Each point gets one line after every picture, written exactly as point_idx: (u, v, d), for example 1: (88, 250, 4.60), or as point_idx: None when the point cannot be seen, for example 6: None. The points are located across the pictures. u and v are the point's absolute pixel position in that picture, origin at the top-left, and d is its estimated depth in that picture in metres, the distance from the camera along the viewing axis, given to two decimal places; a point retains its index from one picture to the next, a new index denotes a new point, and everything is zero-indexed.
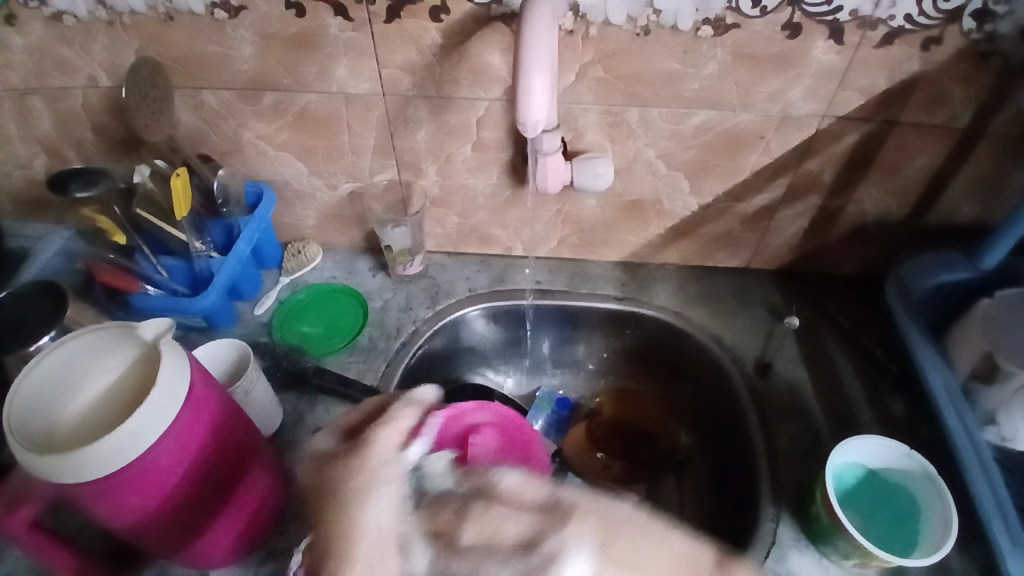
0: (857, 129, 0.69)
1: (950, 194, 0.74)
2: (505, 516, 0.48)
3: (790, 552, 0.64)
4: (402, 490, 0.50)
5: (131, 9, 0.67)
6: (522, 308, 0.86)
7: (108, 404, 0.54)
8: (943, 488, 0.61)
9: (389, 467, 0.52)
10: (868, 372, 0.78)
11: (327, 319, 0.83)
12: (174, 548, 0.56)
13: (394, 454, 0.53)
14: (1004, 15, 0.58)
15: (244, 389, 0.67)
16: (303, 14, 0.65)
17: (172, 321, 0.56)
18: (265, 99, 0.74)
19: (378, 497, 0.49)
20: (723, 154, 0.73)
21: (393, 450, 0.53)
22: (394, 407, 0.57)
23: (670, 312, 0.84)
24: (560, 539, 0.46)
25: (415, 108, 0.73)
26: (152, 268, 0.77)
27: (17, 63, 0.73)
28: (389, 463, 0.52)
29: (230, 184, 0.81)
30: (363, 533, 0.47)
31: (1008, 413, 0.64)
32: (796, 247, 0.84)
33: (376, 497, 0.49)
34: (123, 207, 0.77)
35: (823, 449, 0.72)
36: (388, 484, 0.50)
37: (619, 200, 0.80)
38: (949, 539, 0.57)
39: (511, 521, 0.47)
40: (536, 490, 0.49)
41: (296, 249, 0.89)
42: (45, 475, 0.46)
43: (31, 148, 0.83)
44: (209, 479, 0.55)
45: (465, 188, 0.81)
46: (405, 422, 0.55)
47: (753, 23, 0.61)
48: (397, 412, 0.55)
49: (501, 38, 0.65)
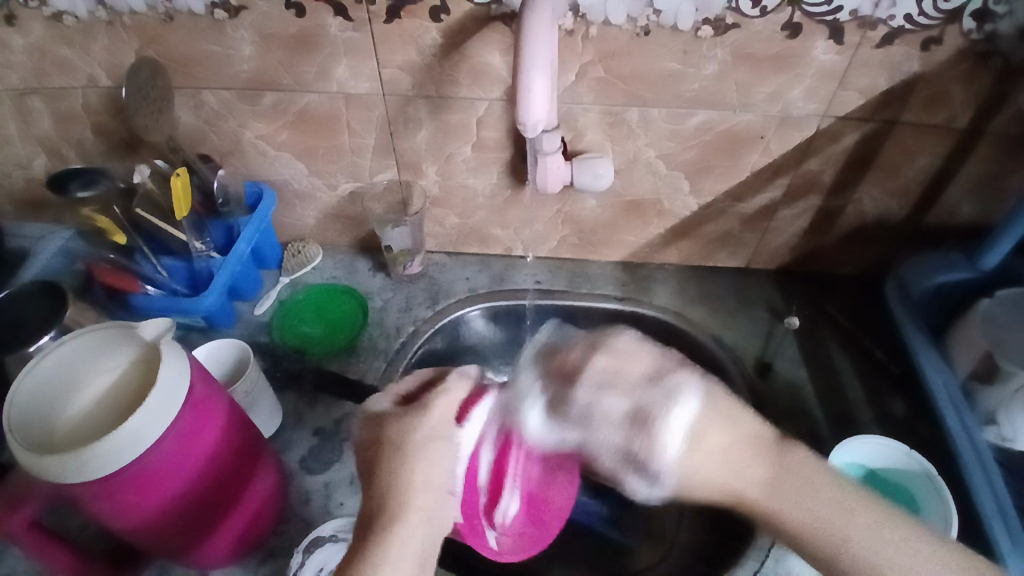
0: (857, 129, 0.69)
1: (950, 194, 0.74)
2: (608, 394, 0.51)
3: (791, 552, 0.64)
4: (453, 453, 0.55)
5: (130, 9, 0.67)
6: (522, 308, 0.86)
7: (107, 404, 0.54)
8: (942, 487, 0.61)
9: (443, 444, 0.55)
10: (868, 372, 0.78)
11: (327, 319, 0.83)
12: (174, 548, 0.56)
13: (452, 429, 0.56)
14: (1004, 15, 0.58)
15: (244, 389, 0.68)
16: (303, 13, 0.65)
17: (172, 321, 0.55)
18: (265, 99, 0.74)
19: (433, 458, 0.54)
20: (723, 154, 0.73)
21: (450, 420, 0.56)
22: (447, 379, 0.59)
23: (671, 312, 0.84)
24: (660, 417, 0.49)
25: (415, 108, 0.73)
26: (153, 268, 0.77)
27: (17, 63, 0.73)
28: (448, 431, 0.56)
29: (230, 184, 0.80)
30: (415, 486, 0.52)
31: (1008, 413, 0.64)
32: (796, 247, 0.84)
33: (433, 455, 0.54)
34: (123, 207, 0.77)
35: (823, 449, 0.72)
36: (445, 446, 0.55)
37: (619, 200, 0.80)
38: (948, 538, 0.58)
39: (641, 361, 0.51)
40: (642, 360, 0.51)
41: (296, 249, 0.90)
42: (45, 476, 0.46)
43: (32, 148, 0.83)
44: (209, 480, 0.55)
45: (465, 188, 0.81)
46: (458, 394, 0.57)
47: (753, 23, 0.61)
48: (451, 384, 0.58)
49: (501, 38, 0.65)
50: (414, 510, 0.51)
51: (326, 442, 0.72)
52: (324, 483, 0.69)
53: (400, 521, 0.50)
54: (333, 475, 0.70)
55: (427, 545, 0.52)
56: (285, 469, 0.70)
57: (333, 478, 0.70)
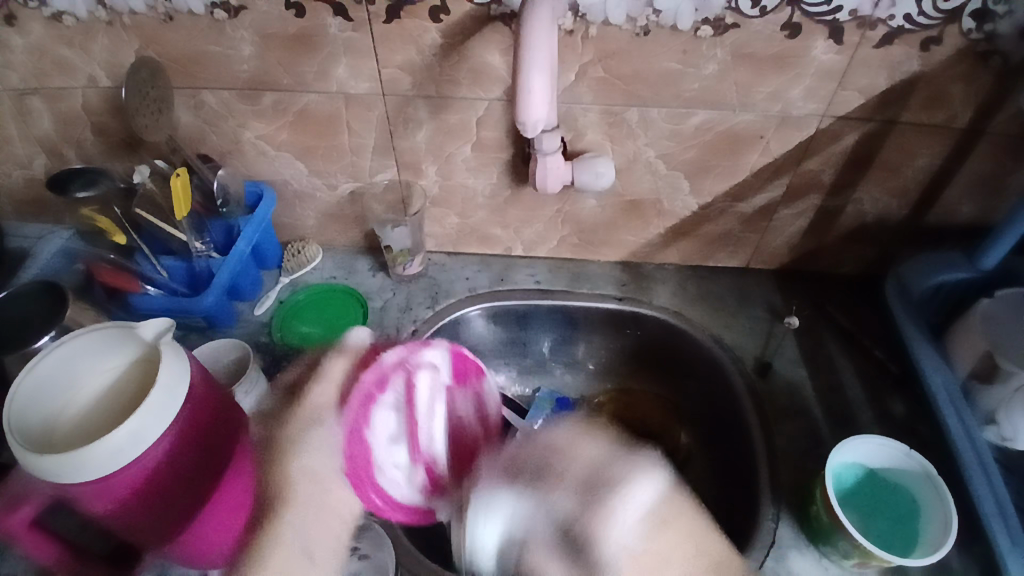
0: (856, 129, 0.69)
1: (950, 193, 0.74)
2: (590, 450, 0.60)
3: (790, 552, 0.64)
4: (323, 438, 0.59)
5: (131, 9, 0.67)
6: (522, 308, 0.86)
7: (107, 405, 0.55)
8: (943, 488, 0.60)
9: (316, 429, 0.60)
10: (868, 373, 0.77)
11: (327, 319, 0.83)
12: (176, 549, 0.56)
13: (328, 415, 0.61)
14: (1004, 15, 0.58)
15: (244, 389, 0.68)
16: (303, 13, 0.65)
17: (172, 321, 0.55)
18: (265, 99, 0.74)
19: (309, 476, 0.57)
20: (722, 154, 0.73)
21: (327, 406, 0.62)
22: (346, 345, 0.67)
23: (670, 312, 0.84)
24: (624, 484, 0.56)
25: (415, 108, 0.73)
26: (152, 268, 0.78)
27: (17, 63, 0.73)
28: (318, 418, 0.61)
29: (230, 184, 0.80)
30: (293, 478, 0.56)
31: (1008, 412, 0.64)
32: (795, 247, 0.84)
33: (314, 446, 0.59)
34: (123, 207, 0.78)
35: (823, 449, 0.72)
36: (321, 432, 0.60)
37: (619, 200, 0.80)
38: (948, 538, 0.57)
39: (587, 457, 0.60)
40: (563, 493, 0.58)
41: (296, 249, 0.90)
42: (44, 475, 0.46)
43: (32, 149, 0.83)
44: (209, 479, 0.55)
45: (465, 188, 0.81)
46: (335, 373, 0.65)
47: (753, 23, 0.61)
48: (328, 365, 0.65)
49: (501, 38, 0.65)
50: (291, 498, 0.55)
51: None
52: None
53: (283, 505, 0.55)
54: None
55: (314, 531, 0.55)
56: None
57: None
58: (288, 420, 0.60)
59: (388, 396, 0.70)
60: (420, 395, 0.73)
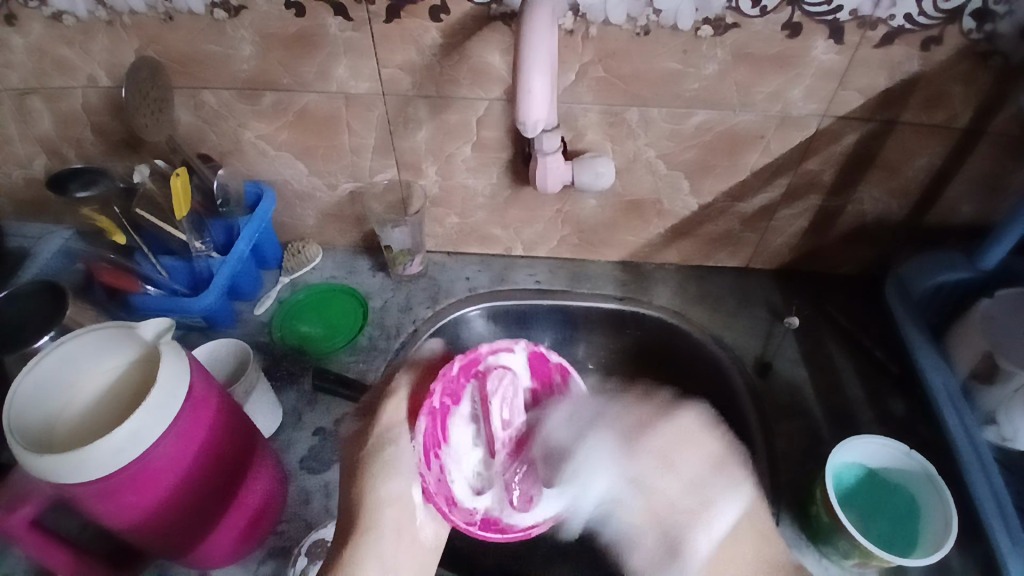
0: (856, 129, 0.69)
1: (950, 193, 0.74)
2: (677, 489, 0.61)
3: (790, 552, 0.64)
4: (395, 458, 0.60)
5: (131, 9, 0.66)
6: (522, 308, 0.85)
7: (107, 404, 0.55)
8: (943, 487, 0.60)
9: (393, 448, 0.61)
10: (868, 373, 0.77)
11: (328, 319, 0.83)
12: (175, 548, 0.56)
13: (402, 432, 0.62)
14: (1004, 15, 0.58)
15: (244, 389, 0.68)
16: (303, 13, 0.65)
17: (172, 320, 0.55)
18: (265, 99, 0.74)
19: (398, 471, 0.60)
20: (722, 154, 0.73)
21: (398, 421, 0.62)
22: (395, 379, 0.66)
23: (671, 312, 0.84)
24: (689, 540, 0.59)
25: (415, 108, 0.73)
26: (152, 268, 0.78)
27: (17, 63, 0.73)
28: (392, 435, 0.62)
29: (230, 185, 0.81)
30: (375, 504, 0.58)
31: (1008, 413, 0.64)
32: (795, 247, 0.84)
33: (395, 468, 0.60)
34: (123, 207, 0.78)
35: (823, 449, 0.72)
36: (396, 451, 0.61)
37: (619, 200, 0.80)
38: (949, 538, 0.57)
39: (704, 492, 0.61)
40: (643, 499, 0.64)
41: (296, 249, 0.89)
42: (44, 475, 0.46)
43: (31, 148, 0.83)
44: (209, 479, 0.55)
45: (465, 188, 0.81)
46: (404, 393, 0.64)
47: (753, 23, 0.61)
48: (397, 384, 0.65)
49: (501, 38, 0.65)
50: (371, 526, 0.58)
51: (326, 442, 0.72)
52: (324, 483, 0.69)
53: (359, 533, 0.57)
54: (333, 475, 0.70)
55: (396, 556, 0.58)
56: (285, 468, 0.70)
57: (332, 478, 0.70)
58: (364, 440, 0.62)
59: (464, 408, 0.68)
60: (497, 394, 0.71)
